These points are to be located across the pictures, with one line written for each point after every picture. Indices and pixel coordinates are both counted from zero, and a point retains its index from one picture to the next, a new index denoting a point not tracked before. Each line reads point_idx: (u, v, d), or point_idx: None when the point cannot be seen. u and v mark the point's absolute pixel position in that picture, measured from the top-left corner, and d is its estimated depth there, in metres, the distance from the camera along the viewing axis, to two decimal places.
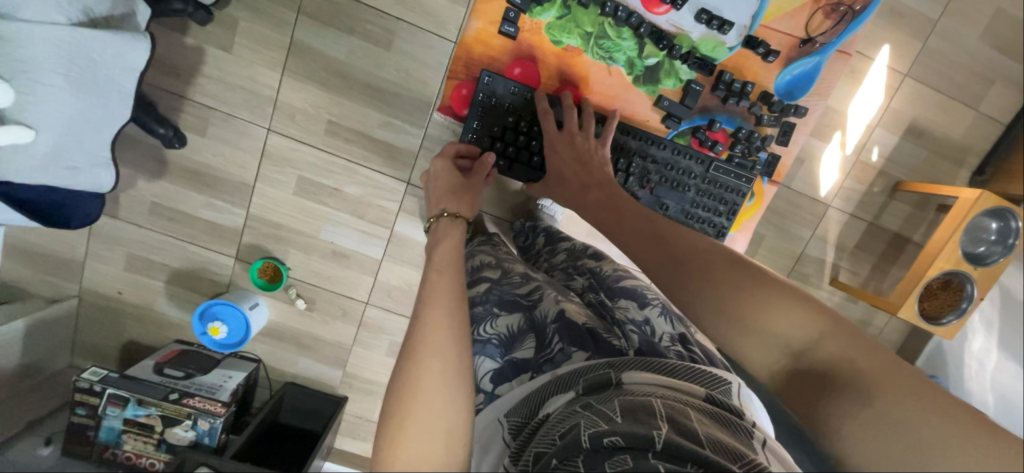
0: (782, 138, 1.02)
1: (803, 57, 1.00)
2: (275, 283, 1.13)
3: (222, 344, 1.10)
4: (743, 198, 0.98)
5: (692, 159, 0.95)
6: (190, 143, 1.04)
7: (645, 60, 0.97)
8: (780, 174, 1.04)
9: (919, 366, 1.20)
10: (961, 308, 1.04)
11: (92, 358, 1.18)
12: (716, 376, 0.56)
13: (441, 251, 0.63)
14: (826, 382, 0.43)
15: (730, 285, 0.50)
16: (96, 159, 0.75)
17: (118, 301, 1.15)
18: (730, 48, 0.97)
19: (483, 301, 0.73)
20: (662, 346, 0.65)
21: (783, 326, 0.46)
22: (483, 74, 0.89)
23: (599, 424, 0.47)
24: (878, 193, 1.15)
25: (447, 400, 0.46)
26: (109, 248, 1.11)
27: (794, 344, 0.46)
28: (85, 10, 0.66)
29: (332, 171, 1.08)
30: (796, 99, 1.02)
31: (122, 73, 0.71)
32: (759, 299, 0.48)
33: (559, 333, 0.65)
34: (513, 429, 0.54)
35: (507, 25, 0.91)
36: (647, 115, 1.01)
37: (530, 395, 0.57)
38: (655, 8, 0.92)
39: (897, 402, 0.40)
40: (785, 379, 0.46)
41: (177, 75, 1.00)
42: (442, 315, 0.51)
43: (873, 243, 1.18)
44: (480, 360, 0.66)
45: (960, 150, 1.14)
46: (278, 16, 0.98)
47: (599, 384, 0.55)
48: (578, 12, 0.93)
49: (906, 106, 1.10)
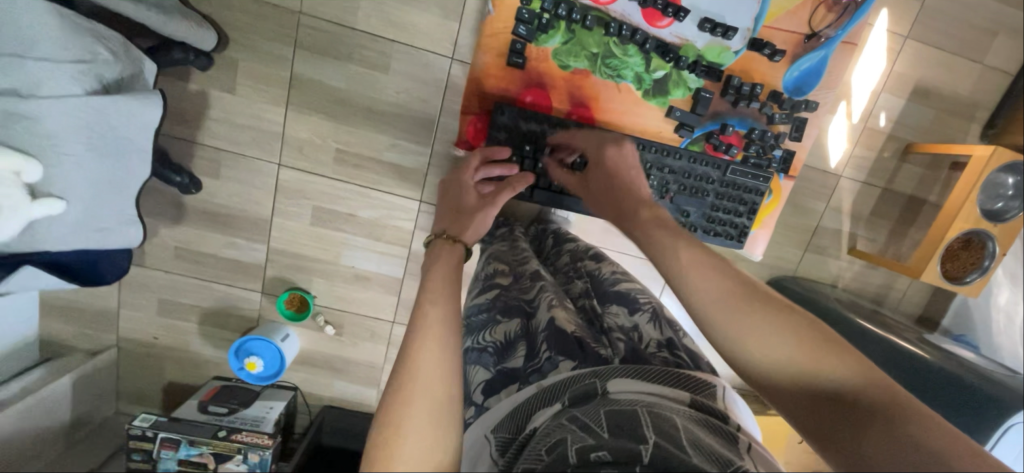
0: (795, 134, 1.02)
1: (809, 53, 0.99)
2: (302, 313, 1.15)
3: (259, 377, 1.14)
4: (763, 197, 1.00)
5: (709, 165, 0.95)
6: (206, 186, 1.07)
7: (652, 73, 0.97)
8: (795, 169, 1.05)
9: (947, 327, 1.21)
10: (985, 265, 1.04)
11: (137, 402, 1.23)
12: (700, 379, 0.53)
13: (434, 276, 0.54)
14: (871, 427, 0.41)
15: (788, 330, 0.47)
16: (124, 217, 0.78)
17: (154, 346, 1.18)
18: (735, 52, 0.96)
19: (487, 309, 0.71)
20: (647, 352, 0.60)
21: (834, 369, 0.44)
22: (497, 108, 0.90)
23: (586, 439, 0.42)
24: (889, 158, 1.15)
25: (436, 441, 0.40)
26: (140, 296, 1.14)
27: (843, 390, 0.43)
28: (99, 78, 0.67)
29: (345, 197, 1.10)
30: (805, 94, 1.02)
31: (139, 133, 0.73)
32: (814, 348, 0.45)
33: (548, 341, 0.60)
34: (500, 445, 0.47)
35: (515, 57, 0.91)
36: (659, 126, 1.00)
37: (518, 407, 0.51)
38: (658, 22, 0.91)
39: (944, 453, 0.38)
40: (827, 424, 0.43)
41: (185, 122, 1.02)
42: (438, 352, 0.44)
43: (889, 208, 1.18)
44: (472, 369, 0.61)
45: (968, 106, 1.13)
46: (275, 52, 0.98)
47: (585, 394, 0.50)
48: (583, 35, 0.92)
49: (910, 68, 1.09)
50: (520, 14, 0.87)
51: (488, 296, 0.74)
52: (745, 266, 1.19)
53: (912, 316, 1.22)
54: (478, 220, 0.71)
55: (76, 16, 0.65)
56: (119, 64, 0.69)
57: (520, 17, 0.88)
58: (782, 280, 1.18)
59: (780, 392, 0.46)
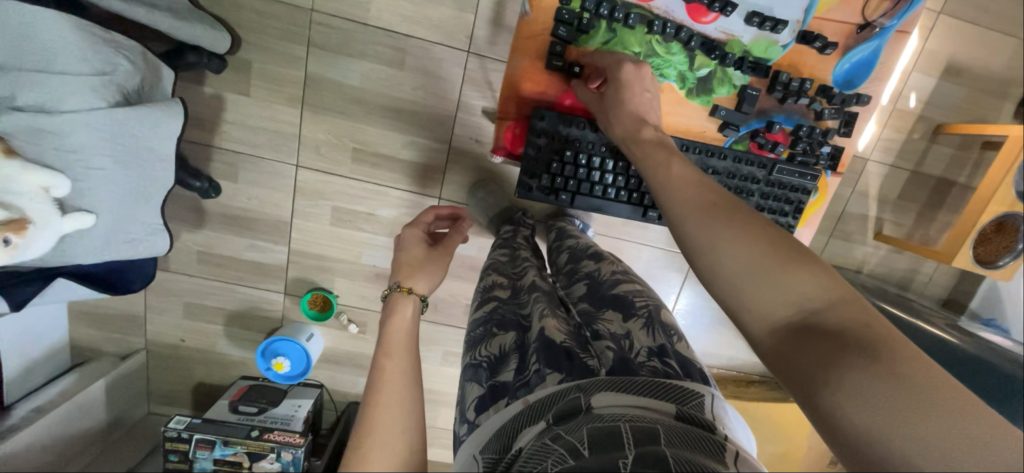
0: (844, 130, 0.94)
1: (862, 44, 0.91)
2: (326, 312, 1.16)
3: (287, 376, 1.16)
4: (808, 195, 0.95)
5: (754, 165, 0.92)
6: (225, 190, 1.06)
7: (696, 71, 0.91)
8: (844, 165, 0.97)
9: (974, 310, 1.19)
10: (1018, 249, 1.01)
11: (168, 403, 1.25)
12: (687, 389, 0.52)
13: (394, 327, 0.54)
14: (827, 339, 0.38)
15: (761, 240, 0.45)
16: (150, 228, 0.78)
17: (182, 348, 1.20)
18: (783, 46, 0.89)
19: (484, 322, 0.68)
20: (636, 362, 0.57)
21: (799, 283, 0.42)
22: (537, 115, 0.86)
23: (566, 461, 0.43)
24: (918, 139, 1.11)
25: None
26: (166, 300, 1.15)
27: (806, 305, 0.41)
28: (119, 89, 0.66)
29: (364, 196, 1.09)
30: (856, 87, 0.94)
31: (161, 142, 0.72)
32: (782, 262, 0.43)
33: (537, 353, 0.59)
34: (488, 466, 0.50)
35: (555, 60, 0.85)
36: (703, 126, 0.94)
37: (505, 426, 0.52)
38: (701, 17, 0.86)
39: (904, 367, 0.35)
40: (785, 338, 0.41)
41: (202, 126, 1.01)
42: (398, 397, 0.46)
43: (917, 192, 1.15)
44: (467, 386, 0.61)
45: (1002, 83, 1.09)
46: (288, 52, 0.96)
47: (569, 410, 0.51)
48: (625, 34, 0.85)
49: (943, 46, 1.05)
50: (560, 14, 0.82)
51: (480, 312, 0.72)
52: None
53: (938, 299, 1.21)
54: (429, 271, 0.64)
55: (93, 26, 0.63)
56: (138, 73, 0.68)
57: (560, 18, 0.82)
58: None
59: (743, 306, 0.44)
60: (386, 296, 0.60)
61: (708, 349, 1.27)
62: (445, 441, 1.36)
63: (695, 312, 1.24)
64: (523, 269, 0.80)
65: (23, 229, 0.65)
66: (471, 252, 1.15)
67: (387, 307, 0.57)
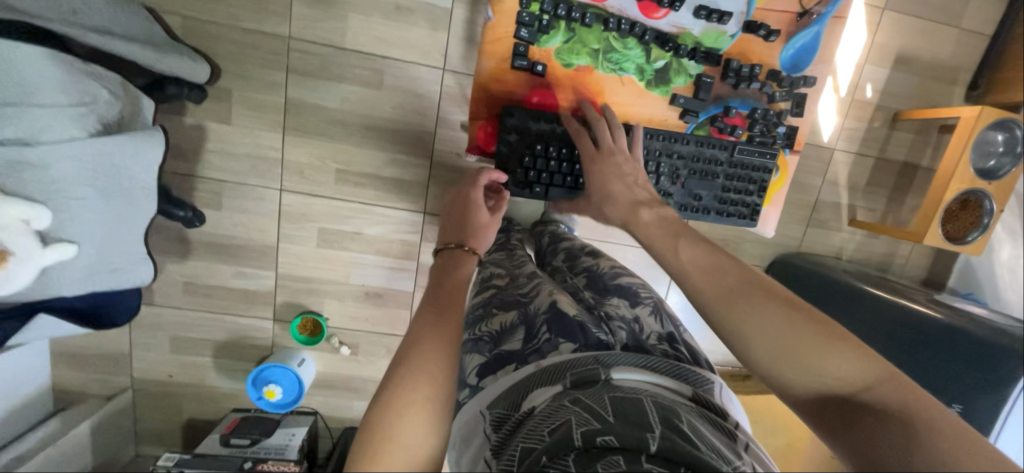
0: (796, 110, 0.99)
1: (804, 30, 0.96)
2: (316, 336, 1.15)
3: (279, 404, 1.13)
4: (769, 173, 0.99)
5: (716, 148, 0.96)
6: (210, 218, 1.06)
7: (653, 64, 0.95)
8: (800, 142, 1.02)
9: (953, 287, 1.23)
10: (985, 223, 1.05)
11: (157, 442, 1.21)
12: (699, 375, 0.61)
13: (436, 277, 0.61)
14: (872, 421, 0.42)
15: (793, 324, 0.47)
16: (132, 257, 0.79)
17: (170, 383, 1.17)
18: (731, 36, 0.94)
19: (486, 305, 0.74)
20: (648, 343, 0.66)
21: (833, 365, 0.45)
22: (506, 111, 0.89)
23: (591, 422, 0.48)
24: (879, 127, 1.17)
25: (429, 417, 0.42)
26: (152, 335, 1.13)
27: (846, 388, 0.44)
28: (99, 119, 0.68)
29: (349, 216, 1.10)
30: (803, 70, 0.99)
31: (144, 173, 0.74)
32: (814, 340, 0.46)
33: (548, 325, 0.65)
34: (496, 421, 0.55)
35: (519, 60, 0.88)
36: (665, 115, 0.98)
37: (516, 385, 0.57)
38: (653, 13, 0.90)
39: (961, 454, 0.37)
40: (832, 417, 0.44)
41: (184, 157, 1.02)
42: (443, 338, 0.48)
43: (885, 177, 1.20)
44: (469, 357, 0.65)
45: (950, 69, 1.15)
46: (267, 79, 0.99)
47: (588, 378, 0.56)
48: (583, 33, 0.90)
49: (891, 38, 1.11)
50: (521, 17, 0.85)
51: (483, 296, 0.78)
52: (750, 247, 1.21)
53: (917, 279, 1.25)
54: (479, 228, 0.75)
55: (74, 61, 0.65)
56: (118, 103, 0.71)
57: (521, 20, 0.86)
58: (788, 258, 1.20)
59: (783, 386, 0.47)
60: (439, 253, 0.68)
61: (703, 346, 1.28)
62: None
63: (687, 310, 1.26)
64: (523, 264, 0.87)
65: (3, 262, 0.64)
66: None
67: (442, 262, 0.65)
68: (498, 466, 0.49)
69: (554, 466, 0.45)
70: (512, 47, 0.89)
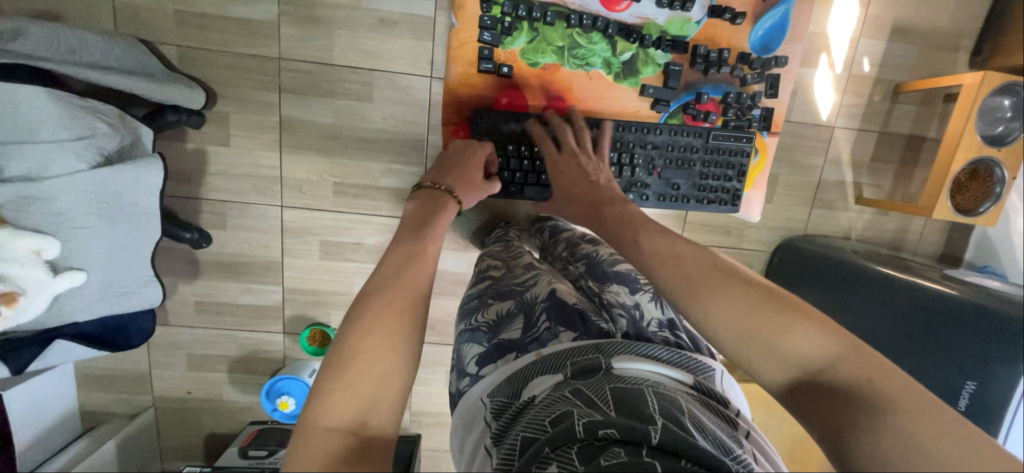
0: (770, 92, 0.98)
1: (771, 10, 0.95)
2: (325, 347, 1.17)
3: (293, 415, 1.17)
4: (749, 157, 0.97)
5: (691, 135, 0.94)
6: (216, 238, 1.10)
7: (620, 56, 0.94)
8: (777, 124, 1.01)
9: (970, 260, 1.18)
10: (997, 193, 1.02)
11: (181, 457, 1.26)
12: (701, 363, 0.61)
13: (414, 222, 0.63)
14: (832, 395, 0.44)
15: (751, 305, 0.49)
16: (141, 279, 0.81)
17: (189, 400, 1.21)
18: (697, 22, 0.94)
19: (481, 294, 0.75)
20: (649, 331, 0.67)
21: (792, 343, 0.47)
22: (474, 114, 0.89)
23: (594, 414, 0.48)
24: (880, 101, 1.14)
25: (392, 355, 0.46)
26: (169, 354, 1.17)
27: (809, 364, 0.46)
28: (99, 151, 0.71)
29: (349, 227, 1.12)
30: (773, 51, 0.98)
31: (145, 197, 0.76)
32: (775, 320, 0.48)
33: (548, 312, 0.66)
34: (497, 408, 0.56)
35: (485, 63, 0.89)
36: (636, 106, 0.97)
37: (515, 373, 0.57)
38: (615, 6, 0.90)
39: (911, 415, 0.40)
40: (798, 396, 0.47)
41: (188, 181, 1.05)
42: (406, 279, 0.52)
43: (890, 152, 1.16)
44: (467, 346, 0.66)
45: (951, 36, 1.11)
46: (262, 100, 1.02)
47: (589, 367, 0.56)
48: (546, 31, 0.90)
49: (886, 9, 1.08)
50: (482, 21, 0.86)
51: (481, 286, 0.79)
52: (753, 232, 1.20)
53: (932, 256, 1.21)
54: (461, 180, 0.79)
55: (71, 96, 0.68)
56: (116, 135, 0.73)
57: (483, 24, 0.86)
58: (793, 241, 1.18)
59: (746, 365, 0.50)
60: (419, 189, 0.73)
61: None
62: None
63: None
64: (518, 255, 0.88)
65: (13, 301, 0.69)
66: (461, 268, 1.17)
67: (421, 198, 0.70)
68: (500, 454, 0.50)
69: (558, 457, 0.45)
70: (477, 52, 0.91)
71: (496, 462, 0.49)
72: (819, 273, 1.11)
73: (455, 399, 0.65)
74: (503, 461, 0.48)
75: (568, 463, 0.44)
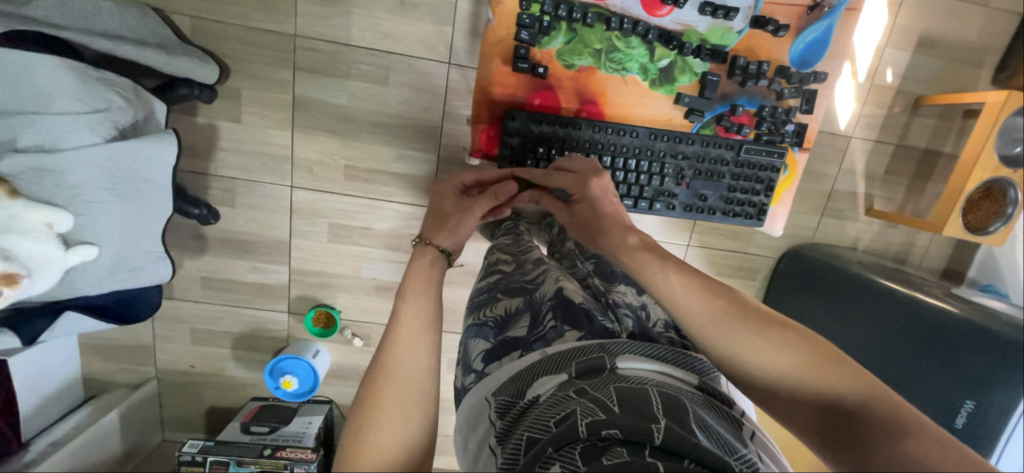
0: (806, 107, 0.96)
1: (814, 23, 0.93)
2: (329, 329, 1.18)
3: (295, 394, 1.17)
4: (778, 172, 0.96)
5: (723, 147, 0.93)
6: (224, 215, 1.09)
7: (657, 62, 0.93)
8: (810, 140, 0.99)
9: (973, 278, 1.19)
10: (1008, 213, 1.02)
11: (182, 429, 1.27)
12: (705, 362, 0.59)
13: (416, 270, 0.61)
14: (863, 430, 0.46)
15: (785, 349, 0.52)
16: (151, 255, 0.81)
17: (191, 374, 1.22)
18: (738, 31, 0.92)
19: (492, 289, 0.75)
20: (655, 331, 0.66)
21: (825, 381, 0.50)
22: (509, 114, 0.88)
23: (597, 414, 0.47)
24: (899, 113, 1.13)
25: (405, 430, 0.48)
26: (173, 327, 1.17)
27: (840, 403, 0.49)
28: (114, 124, 0.70)
29: (359, 211, 1.11)
30: (813, 65, 0.96)
31: (158, 174, 0.76)
32: (808, 360, 0.51)
33: (554, 312, 0.65)
34: (500, 408, 0.54)
35: (521, 62, 0.87)
36: (668, 114, 0.96)
37: (520, 372, 0.57)
38: (657, 10, 0.88)
39: (936, 449, 0.42)
40: (828, 432, 0.48)
41: (197, 155, 1.04)
42: (414, 337, 0.53)
43: (904, 164, 1.16)
44: (473, 342, 0.66)
45: (977, 51, 1.10)
46: (276, 77, 1.00)
47: (593, 367, 0.55)
48: (585, 33, 0.88)
49: (914, 19, 1.06)
50: (521, 19, 0.84)
51: (489, 280, 0.78)
52: (761, 238, 1.21)
53: (936, 270, 1.22)
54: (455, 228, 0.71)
55: (87, 68, 0.68)
56: (131, 109, 0.72)
57: (521, 22, 0.84)
58: (800, 249, 1.19)
59: (778, 402, 0.53)
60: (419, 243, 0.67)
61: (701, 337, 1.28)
62: None
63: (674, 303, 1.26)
64: (528, 250, 0.87)
65: (15, 282, 0.68)
66: (469, 258, 1.18)
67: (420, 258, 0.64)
68: (503, 454, 0.48)
69: (561, 458, 0.44)
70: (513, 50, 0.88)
71: (500, 462, 0.47)
72: (823, 282, 1.12)
73: (459, 395, 0.64)
74: (506, 460, 0.47)
75: (570, 464, 0.44)
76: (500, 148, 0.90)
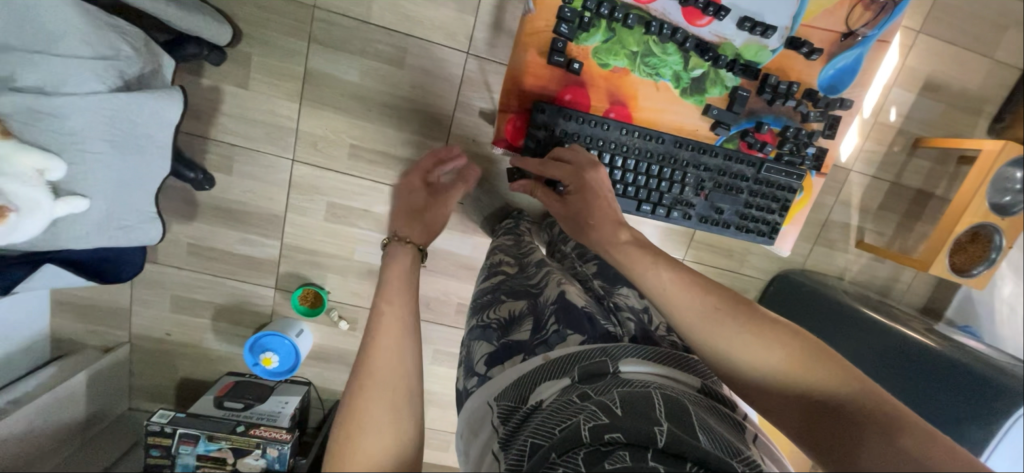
0: (829, 132, 0.98)
1: (845, 51, 0.95)
2: (317, 308, 1.15)
3: (274, 372, 1.14)
4: (794, 194, 0.99)
5: (744, 163, 0.96)
6: (219, 182, 1.06)
7: (690, 72, 0.93)
8: (828, 166, 1.01)
9: (950, 318, 1.23)
10: (992, 258, 1.06)
11: (151, 398, 1.23)
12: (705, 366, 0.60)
13: (393, 270, 0.57)
14: (848, 428, 0.47)
15: (775, 346, 0.52)
16: (143, 216, 0.79)
17: (167, 342, 1.18)
18: (773, 50, 0.93)
19: (494, 291, 0.74)
20: (656, 334, 0.66)
21: (813, 380, 0.50)
22: (540, 106, 0.87)
23: (600, 418, 0.47)
24: (898, 152, 1.16)
25: (394, 437, 0.45)
26: (153, 292, 1.13)
27: (828, 400, 0.49)
28: (120, 74, 0.67)
29: (359, 193, 1.09)
30: (840, 91, 0.97)
31: (159, 131, 0.73)
32: (797, 359, 0.51)
33: (556, 316, 0.65)
34: (504, 412, 0.53)
35: (557, 56, 0.86)
36: (695, 125, 0.97)
37: (523, 377, 0.56)
38: (696, 20, 0.88)
39: (919, 448, 0.43)
40: (814, 429, 0.49)
41: (198, 118, 1.01)
42: (396, 342, 0.49)
43: (897, 202, 1.19)
44: (476, 344, 0.65)
45: (977, 100, 1.14)
46: (289, 46, 0.97)
47: (595, 372, 0.55)
48: (623, 33, 0.88)
49: (922, 63, 1.10)
50: (563, 12, 0.83)
51: (493, 281, 0.78)
52: (754, 259, 1.23)
53: (916, 307, 1.26)
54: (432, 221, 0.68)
55: (98, 13, 0.66)
56: (139, 60, 0.70)
57: (562, 15, 0.83)
58: (790, 274, 1.21)
59: (765, 400, 0.53)
60: (387, 245, 0.61)
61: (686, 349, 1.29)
62: (438, 442, 1.34)
63: None
64: (531, 252, 0.87)
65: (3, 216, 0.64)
66: (466, 251, 1.17)
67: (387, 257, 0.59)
68: (507, 458, 0.48)
69: (564, 463, 0.44)
70: (550, 43, 0.87)
71: (504, 466, 0.47)
72: (812, 309, 1.14)
73: (461, 398, 0.63)
74: (511, 465, 0.46)
75: (573, 468, 0.43)
76: (527, 141, 0.89)
